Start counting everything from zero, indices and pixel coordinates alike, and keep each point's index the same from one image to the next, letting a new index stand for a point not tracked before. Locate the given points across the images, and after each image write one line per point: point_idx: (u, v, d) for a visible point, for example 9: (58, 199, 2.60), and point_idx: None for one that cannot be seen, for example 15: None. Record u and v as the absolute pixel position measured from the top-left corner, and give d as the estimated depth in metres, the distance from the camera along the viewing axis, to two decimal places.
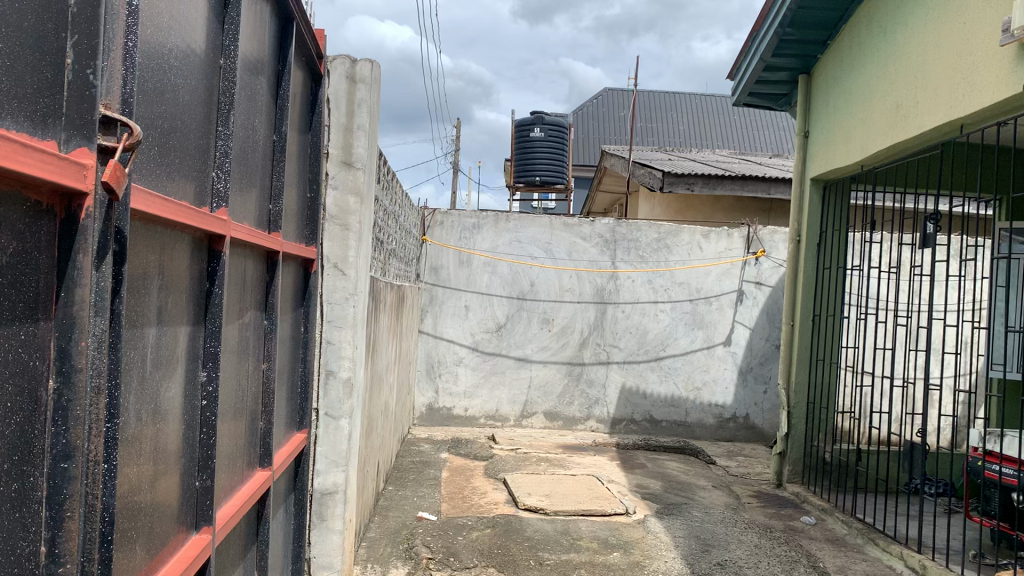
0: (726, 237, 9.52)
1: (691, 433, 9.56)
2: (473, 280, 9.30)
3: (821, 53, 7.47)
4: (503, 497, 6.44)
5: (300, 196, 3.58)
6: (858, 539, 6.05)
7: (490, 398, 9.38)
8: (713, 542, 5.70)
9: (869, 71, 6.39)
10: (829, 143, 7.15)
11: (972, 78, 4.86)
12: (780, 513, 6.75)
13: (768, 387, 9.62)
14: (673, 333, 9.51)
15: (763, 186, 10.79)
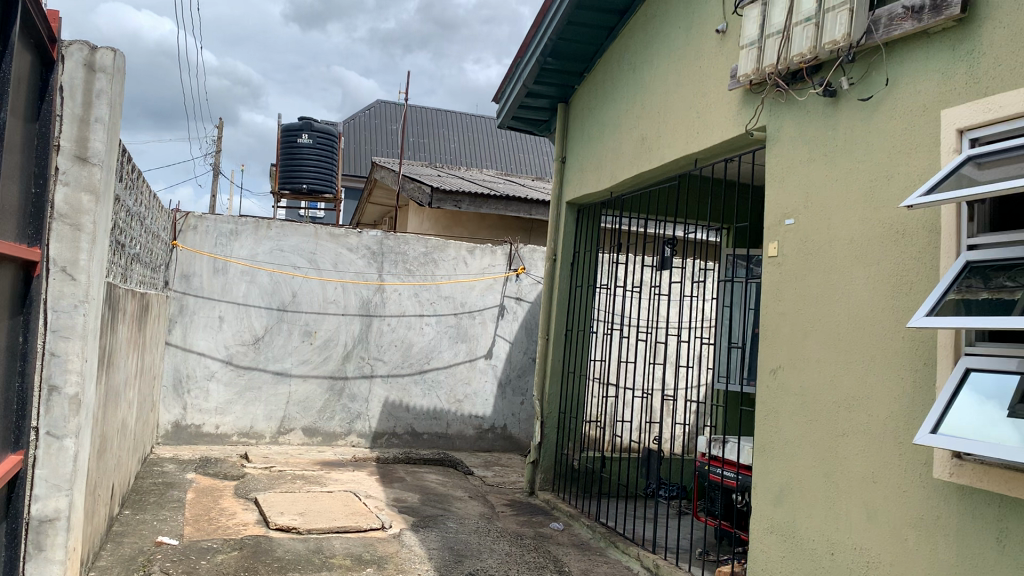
0: (490, 254, 9.87)
1: (451, 445, 9.70)
2: (229, 289, 8.84)
3: (577, 83, 7.90)
4: (254, 517, 6.17)
5: (21, 190, 3.23)
6: (600, 543, 6.42)
7: (244, 415, 8.91)
8: (466, 552, 5.80)
9: (619, 103, 6.84)
10: (583, 169, 7.56)
11: (706, 117, 5.33)
12: (531, 521, 7.00)
13: (525, 399, 10.06)
14: (436, 346, 9.63)
15: (525, 207, 11.25)
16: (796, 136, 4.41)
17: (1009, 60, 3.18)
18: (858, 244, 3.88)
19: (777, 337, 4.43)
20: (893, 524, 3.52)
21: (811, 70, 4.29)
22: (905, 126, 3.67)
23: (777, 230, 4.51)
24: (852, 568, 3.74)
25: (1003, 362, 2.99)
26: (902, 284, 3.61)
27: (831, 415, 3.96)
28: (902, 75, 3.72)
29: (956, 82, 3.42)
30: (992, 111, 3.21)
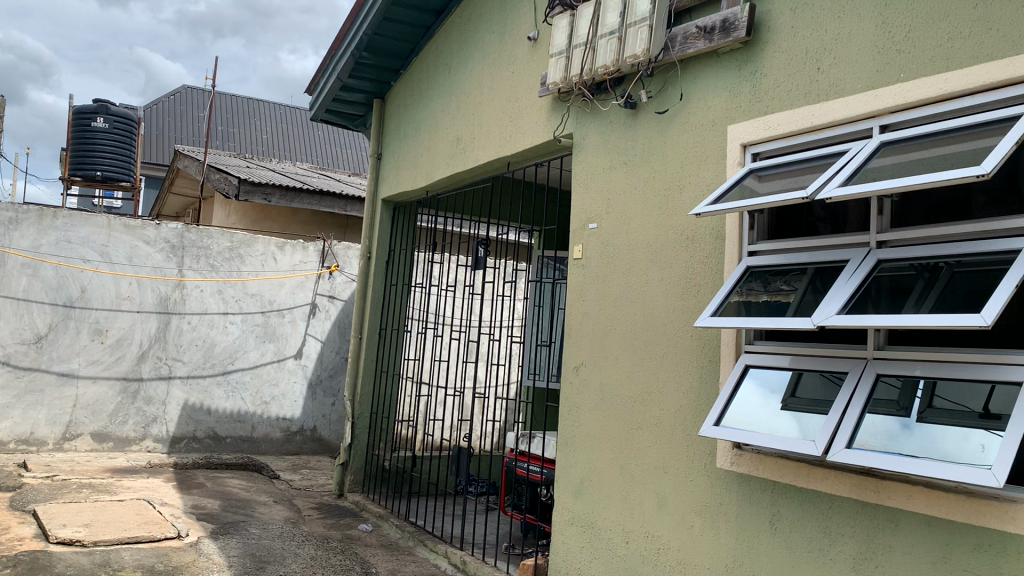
0: (302, 250, 9.68)
1: (257, 449, 9.35)
2: (6, 282, 7.97)
3: (394, 80, 7.84)
4: (30, 532, 5.65)
5: None
6: (409, 542, 6.42)
7: (23, 419, 8.02)
8: (269, 558, 5.62)
9: (435, 103, 6.85)
10: (399, 167, 7.51)
11: (517, 121, 5.45)
12: (339, 523, 6.89)
13: (336, 400, 9.90)
14: (242, 346, 9.26)
15: (340, 203, 11.06)
16: (600, 144, 4.60)
17: (786, 82, 3.47)
18: (654, 247, 4.10)
19: (580, 336, 4.59)
20: (681, 511, 3.75)
21: (614, 81, 4.50)
22: (697, 138, 3.92)
23: (581, 234, 4.68)
24: (644, 556, 3.95)
25: (778, 360, 3.28)
26: (691, 286, 3.85)
27: (628, 409, 4.16)
28: (695, 91, 3.97)
29: (741, 99, 3.70)
30: (771, 128, 3.49)
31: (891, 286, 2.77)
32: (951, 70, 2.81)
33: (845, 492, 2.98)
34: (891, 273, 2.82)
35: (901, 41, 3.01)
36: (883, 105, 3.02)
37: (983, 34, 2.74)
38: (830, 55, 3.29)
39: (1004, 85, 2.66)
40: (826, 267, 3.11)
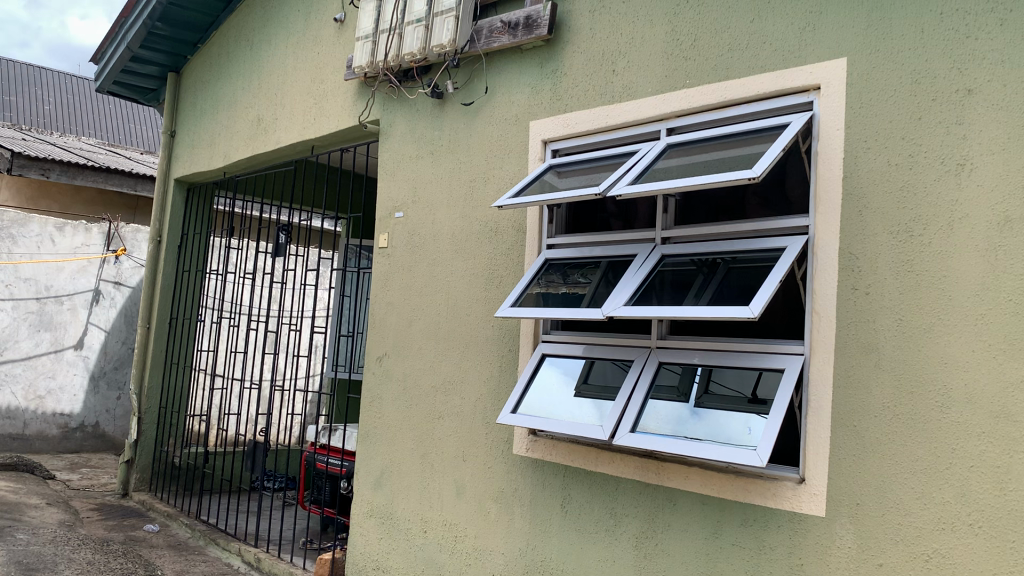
0: (84, 232, 8.97)
1: (29, 448, 8.54)
2: None
3: (190, 55, 7.38)
4: None
5: None
6: (199, 541, 6.10)
7: None
8: (38, 566, 5.15)
9: (235, 80, 6.53)
10: (195, 146, 7.10)
11: (322, 104, 5.30)
12: (122, 524, 6.44)
13: (122, 393, 9.25)
14: (12, 335, 8.40)
15: (130, 182, 10.35)
16: (406, 132, 4.56)
17: (585, 81, 3.59)
18: (458, 239, 4.12)
19: (382, 325, 4.52)
20: (478, 499, 3.80)
21: (421, 70, 4.47)
22: (501, 132, 3.97)
23: (386, 222, 4.61)
24: (442, 544, 3.97)
25: (572, 348, 3.39)
26: (494, 278, 3.91)
27: (429, 399, 4.16)
28: (500, 85, 4.02)
29: (542, 96, 3.78)
30: (570, 126, 3.60)
31: (674, 280, 2.94)
32: (729, 79, 3.01)
33: (629, 475, 3.14)
34: (674, 268, 2.99)
35: (687, 49, 3.19)
36: (670, 109, 3.19)
37: (758, 47, 2.95)
38: (624, 57, 3.43)
39: (775, 95, 2.89)
40: (619, 261, 3.25)
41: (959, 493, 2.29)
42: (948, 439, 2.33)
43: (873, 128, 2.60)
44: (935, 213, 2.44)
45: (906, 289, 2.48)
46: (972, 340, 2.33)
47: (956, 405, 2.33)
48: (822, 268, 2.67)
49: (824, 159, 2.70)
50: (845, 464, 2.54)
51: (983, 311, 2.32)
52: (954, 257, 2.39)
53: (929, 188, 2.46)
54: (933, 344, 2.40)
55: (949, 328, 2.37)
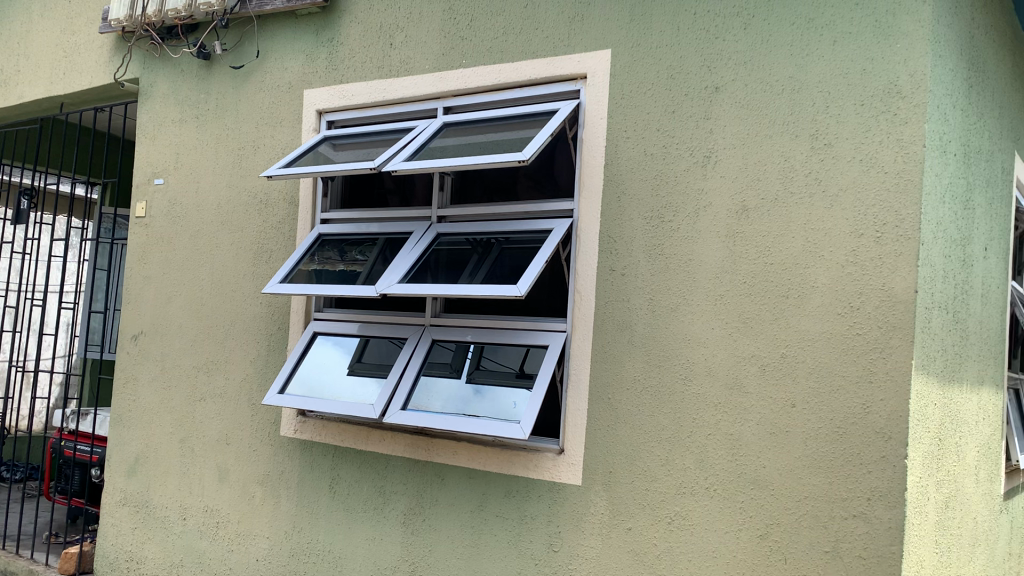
0: None
1: None
2: None
3: None
4: None
5: None
6: None
7: None
8: None
9: None
10: None
11: (73, 58, 4.82)
12: None
13: None
14: None
15: None
16: (168, 94, 4.25)
17: (361, 54, 3.51)
18: (225, 211, 3.91)
19: (137, 301, 4.20)
20: (243, 482, 3.65)
21: (186, 28, 4.18)
22: (273, 100, 3.80)
23: (143, 189, 4.27)
24: (202, 531, 3.78)
25: (345, 326, 3.32)
26: (263, 252, 3.75)
27: (190, 380, 3.93)
28: (273, 51, 3.84)
29: (317, 64, 3.66)
30: (346, 99, 3.51)
31: (448, 259, 2.96)
32: (503, 62, 3.06)
33: (399, 452, 3.14)
34: (449, 247, 3.01)
35: (463, 28, 3.20)
36: (446, 88, 3.20)
37: (530, 32, 3.01)
38: (401, 32, 3.39)
39: (544, 82, 2.97)
40: (395, 239, 3.22)
41: (698, 459, 2.48)
42: (690, 409, 2.52)
43: (633, 119, 2.74)
44: (684, 201, 2.61)
45: (658, 271, 2.64)
46: (712, 319, 2.51)
47: (697, 378, 2.52)
48: (586, 251, 2.79)
49: (588, 146, 2.82)
50: (602, 435, 2.68)
51: (722, 293, 2.51)
52: (700, 242, 2.56)
53: (680, 178, 2.63)
54: (680, 323, 2.57)
55: (693, 309, 2.55)
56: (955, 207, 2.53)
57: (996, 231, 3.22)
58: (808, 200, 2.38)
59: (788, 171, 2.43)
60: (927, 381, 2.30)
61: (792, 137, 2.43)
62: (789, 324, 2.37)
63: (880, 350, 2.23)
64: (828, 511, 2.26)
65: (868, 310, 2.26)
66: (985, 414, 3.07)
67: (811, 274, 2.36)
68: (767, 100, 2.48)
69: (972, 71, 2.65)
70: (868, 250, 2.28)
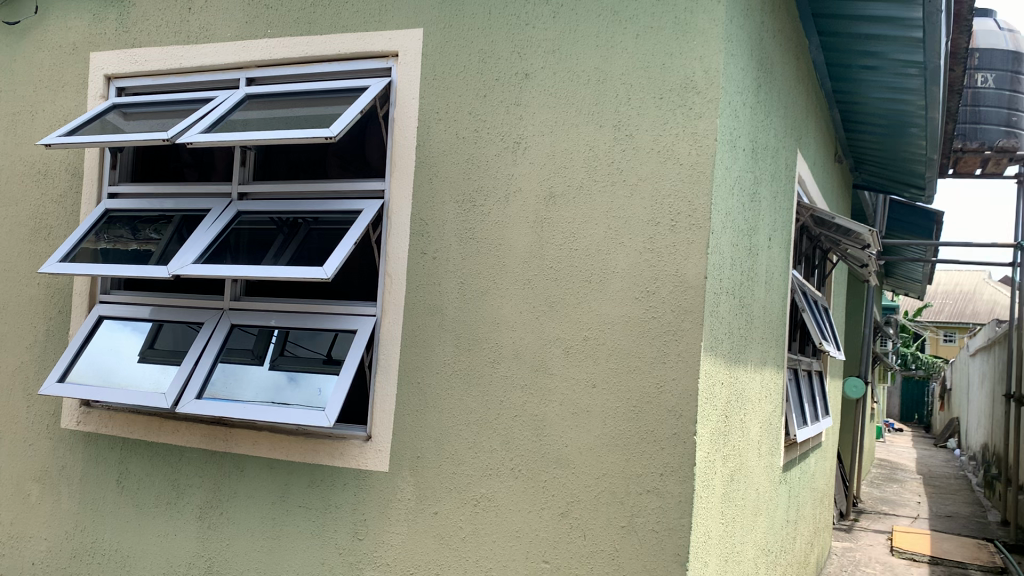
0: None
1: None
2: None
3: None
4: None
5: None
6: None
7: None
8: None
9: None
10: None
11: None
12: None
13: None
14: None
15: None
16: None
17: (155, 17, 3.26)
18: None
19: None
20: (17, 480, 3.33)
21: None
22: (54, 61, 3.47)
23: None
24: None
25: (136, 309, 3.09)
26: (42, 228, 3.42)
27: None
28: (54, 8, 3.50)
29: (106, 25, 3.37)
30: (138, 64, 3.26)
31: (251, 238, 2.81)
32: (311, 35, 2.94)
33: (195, 443, 2.96)
34: (251, 226, 2.86)
35: None
36: (249, 58, 3.04)
37: (340, 5, 2.91)
38: None
39: (354, 58, 2.88)
40: (193, 216, 3.03)
41: (503, 442, 2.51)
42: (496, 392, 2.53)
43: (444, 100, 2.71)
44: (493, 185, 2.62)
45: (467, 255, 2.63)
46: (519, 303, 2.54)
47: (504, 361, 2.54)
48: (395, 234, 2.74)
49: (399, 126, 2.76)
50: (409, 420, 2.65)
51: (529, 277, 2.53)
52: (508, 226, 2.58)
53: (490, 162, 2.63)
54: (488, 306, 2.58)
55: (501, 293, 2.57)
56: (742, 199, 2.69)
57: (779, 223, 3.47)
58: (611, 188, 2.45)
59: (593, 159, 2.48)
60: (715, 361, 2.43)
61: (596, 126, 2.49)
62: (591, 307, 2.44)
63: (673, 332, 2.32)
64: (624, 487, 2.34)
65: (663, 294, 2.35)
66: (767, 392, 3.30)
67: (612, 259, 2.43)
68: (574, 89, 2.53)
69: (760, 72, 2.82)
70: (664, 238, 2.37)
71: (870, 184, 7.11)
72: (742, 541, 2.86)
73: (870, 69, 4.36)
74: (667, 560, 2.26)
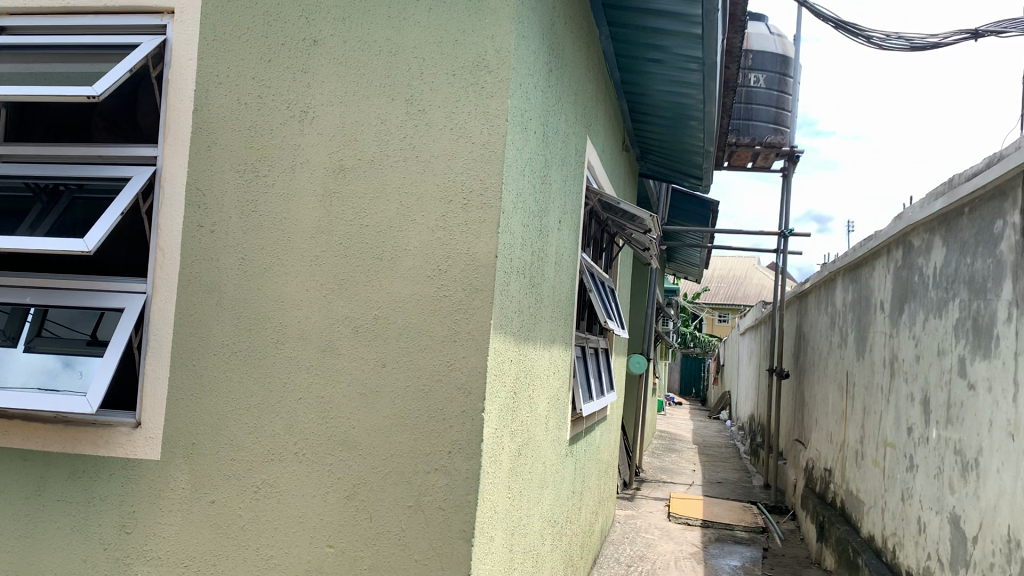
0: None
1: None
2: None
3: None
4: None
5: None
6: None
7: None
8: None
9: None
10: None
11: None
12: None
13: None
14: None
15: None
16: None
17: None
18: None
19: None
20: None
21: None
22: None
23: None
24: None
25: None
26: None
27: None
28: None
29: None
30: None
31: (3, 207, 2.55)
32: None
33: None
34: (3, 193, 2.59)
35: None
36: None
37: None
38: None
39: (125, 12, 2.64)
40: None
41: (287, 424, 2.41)
42: (280, 373, 2.43)
43: (226, 63, 2.55)
44: (278, 155, 2.49)
45: (251, 230, 2.50)
46: (306, 281, 2.44)
47: (289, 341, 2.43)
48: (170, 205, 2.56)
49: (175, 89, 2.58)
50: (183, 404, 2.48)
51: (316, 254, 2.44)
52: (294, 199, 2.47)
53: (276, 132, 2.50)
54: (271, 283, 2.46)
55: (287, 269, 2.46)
56: (534, 181, 2.73)
57: (568, 205, 3.56)
58: (402, 163, 2.40)
59: (384, 133, 2.42)
60: (504, 340, 2.45)
61: (388, 99, 2.43)
62: (379, 285, 2.38)
63: (463, 311, 2.32)
64: (412, 466, 2.32)
65: (454, 273, 2.34)
66: (555, 369, 3.39)
67: (401, 237, 2.38)
68: (365, 60, 2.45)
69: (551, 56, 2.87)
70: (455, 216, 2.35)
71: (658, 174, 7.50)
72: (529, 515, 2.93)
73: (656, 61, 4.57)
74: (453, 537, 2.27)
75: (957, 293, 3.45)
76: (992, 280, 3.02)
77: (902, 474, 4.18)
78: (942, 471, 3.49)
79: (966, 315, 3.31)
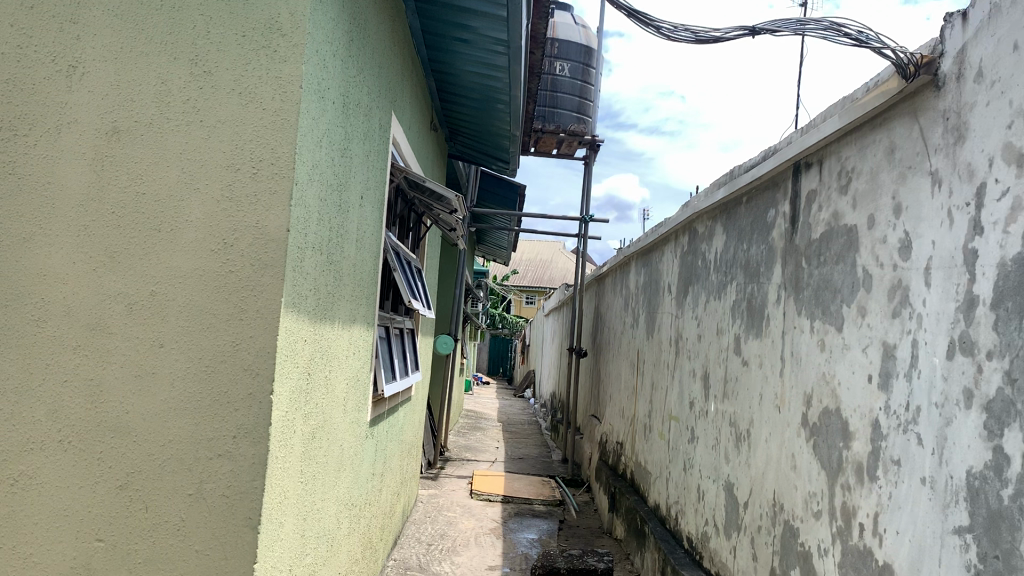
0: None
1: None
2: None
3: None
4: None
5: None
6: None
7: None
8: None
9: None
10: None
11: None
12: None
13: None
14: None
15: None
16: None
17: None
18: None
19: None
20: None
21: None
22: None
23: None
24: None
25: None
26: None
27: None
28: None
29: None
30: None
31: None
32: None
33: None
34: None
35: None
36: None
37: None
38: None
39: None
40: None
41: (50, 411, 2.19)
42: (42, 354, 2.21)
43: None
44: (40, 113, 2.25)
45: (7, 196, 2.24)
46: (72, 253, 2.22)
47: (53, 319, 2.21)
48: None
49: None
50: None
51: (84, 223, 2.23)
52: (60, 163, 2.24)
53: (37, 87, 2.26)
54: (31, 254, 2.23)
55: (50, 240, 2.23)
56: (331, 154, 2.64)
57: (371, 181, 3.48)
58: (184, 128, 2.23)
59: (165, 95, 2.25)
60: (297, 318, 2.35)
61: (170, 59, 2.25)
62: (158, 258, 2.21)
63: (251, 287, 2.20)
64: (192, 453, 2.18)
65: (242, 247, 2.21)
66: (355, 349, 3.32)
67: (183, 208, 2.22)
68: (144, 15, 2.26)
69: (352, 26, 2.78)
70: (244, 186, 2.22)
71: (467, 156, 7.53)
72: (324, 499, 2.85)
73: (462, 41, 4.56)
74: (237, 526, 2.15)
75: (734, 277, 3.69)
76: (764, 265, 3.25)
77: (684, 446, 4.45)
78: (720, 442, 3.74)
79: (742, 297, 3.55)
